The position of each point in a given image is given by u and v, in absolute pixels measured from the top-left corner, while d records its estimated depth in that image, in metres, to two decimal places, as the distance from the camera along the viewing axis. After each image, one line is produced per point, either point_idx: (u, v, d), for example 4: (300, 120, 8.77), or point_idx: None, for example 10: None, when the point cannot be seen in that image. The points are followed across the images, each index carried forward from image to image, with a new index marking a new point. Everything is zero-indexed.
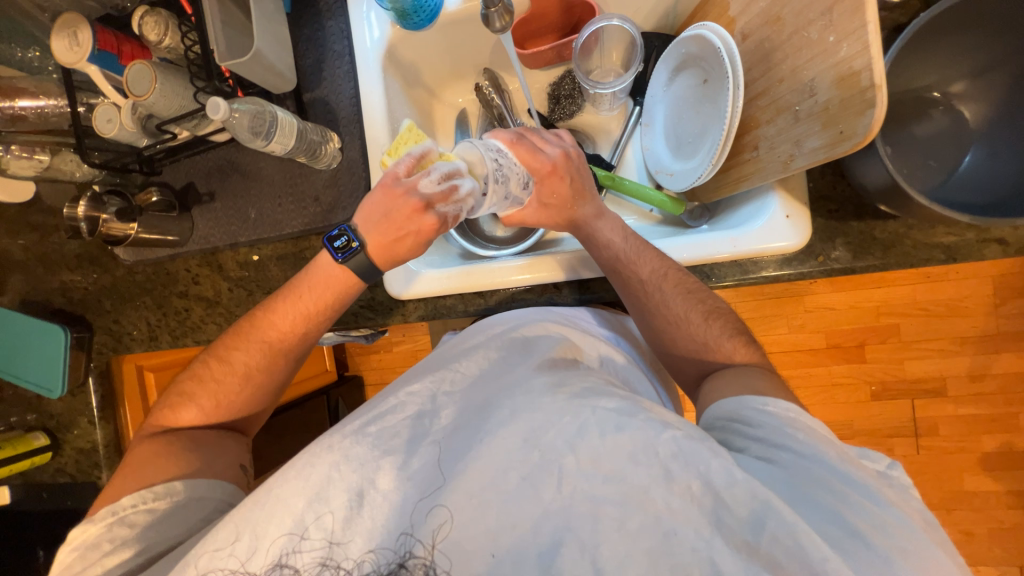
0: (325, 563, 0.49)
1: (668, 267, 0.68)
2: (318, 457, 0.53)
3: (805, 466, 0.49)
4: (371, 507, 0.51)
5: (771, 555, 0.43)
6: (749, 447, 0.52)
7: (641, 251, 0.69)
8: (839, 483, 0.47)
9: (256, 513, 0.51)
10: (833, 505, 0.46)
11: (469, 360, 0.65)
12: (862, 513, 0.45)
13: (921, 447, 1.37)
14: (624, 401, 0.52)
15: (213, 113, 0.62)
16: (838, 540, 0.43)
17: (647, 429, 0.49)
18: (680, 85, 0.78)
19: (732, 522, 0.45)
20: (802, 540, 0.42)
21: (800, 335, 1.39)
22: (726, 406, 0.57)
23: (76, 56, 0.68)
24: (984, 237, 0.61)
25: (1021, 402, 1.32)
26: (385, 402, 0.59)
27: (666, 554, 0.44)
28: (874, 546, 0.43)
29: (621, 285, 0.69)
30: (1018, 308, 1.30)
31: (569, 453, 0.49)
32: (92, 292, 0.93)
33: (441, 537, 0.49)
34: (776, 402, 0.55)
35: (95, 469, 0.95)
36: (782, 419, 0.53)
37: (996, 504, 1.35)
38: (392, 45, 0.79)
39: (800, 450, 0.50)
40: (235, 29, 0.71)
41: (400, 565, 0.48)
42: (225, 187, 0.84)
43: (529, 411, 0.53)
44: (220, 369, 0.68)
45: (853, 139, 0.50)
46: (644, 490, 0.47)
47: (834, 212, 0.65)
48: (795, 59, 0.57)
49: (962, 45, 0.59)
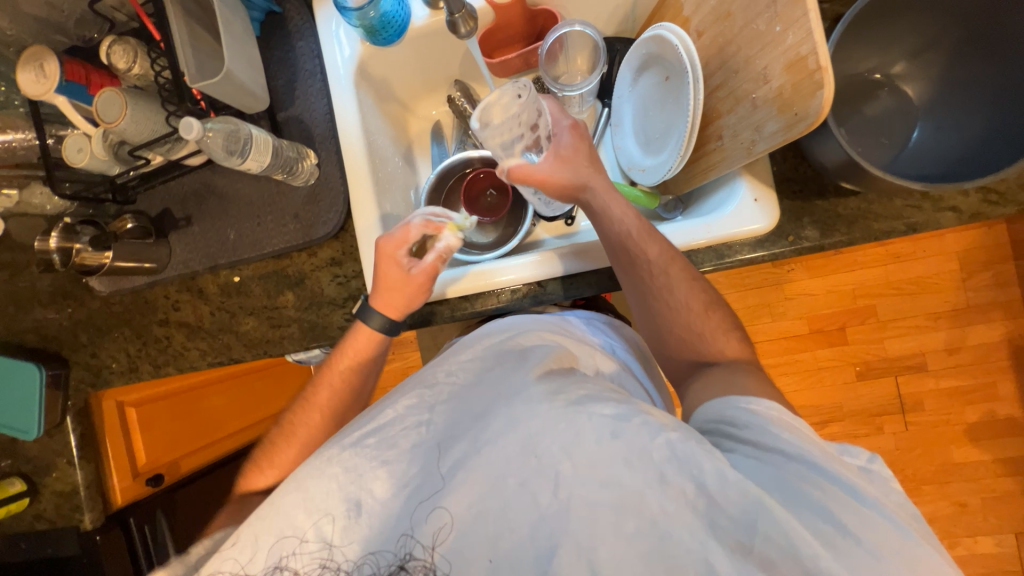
0: (325, 565, 0.50)
1: (671, 249, 0.67)
2: (320, 469, 0.52)
3: (792, 466, 0.48)
4: (368, 515, 0.51)
5: (763, 554, 0.43)
6: (741, 448, 0.51)
7: (652, 233, 0.67)
8: (823, 477, 0.47)
9: (260, 524, 0.51)
10: (823, 501, 0.45)
11: (465, 367, 0.61)
12: (848, 509, 0.45)
13: (908, 423, 1.40)
14: (620, 406, 0.51)
15: (187, 134, 0.62)
16: (829, 537, 0.43)
17: (643, 433, 0.48)
18: (644, 84, 0.81)
19: (722, 519, 0.45)
20: (792, 538, 0.43)
21: (783, 322, 1.43)
22: (715, 408, 0.57)
23: (43, 87, 0.68)
24: (939, 207, 0.64)
25: (998, 370, 1.37)
26: (383, 414, 0.55)
27: (661, 556, 0.45)
28: (863, 542, 0.43)
29: (628, 267, 0.68)
30: (984, 279, 1.35)
31: (564, 459, 0.49)
32: (67, 327, 0.91)
33: (440, 541, 0.50)
34: (760, 401, 0.55)
35: (77, 512, 0.90)
36: (767, 418, 0.52)
37: (985, 473, 1.38)
38: (363, 62, 0.81)
39: (789, 452, 0.49)
40: (205, 53, 0.72)
41: (400, 567, 0.49)
42: (201, 211, 0.83)
43: (526, 420, 0.51)
44: (284, 440, 0.71)
45: (807, 120, 0.53)
46: (641, 494, 0.47)
47: (798, 192, 0.68)
48: (747, 50, 0.60)
49: (898, 31, 0.63)
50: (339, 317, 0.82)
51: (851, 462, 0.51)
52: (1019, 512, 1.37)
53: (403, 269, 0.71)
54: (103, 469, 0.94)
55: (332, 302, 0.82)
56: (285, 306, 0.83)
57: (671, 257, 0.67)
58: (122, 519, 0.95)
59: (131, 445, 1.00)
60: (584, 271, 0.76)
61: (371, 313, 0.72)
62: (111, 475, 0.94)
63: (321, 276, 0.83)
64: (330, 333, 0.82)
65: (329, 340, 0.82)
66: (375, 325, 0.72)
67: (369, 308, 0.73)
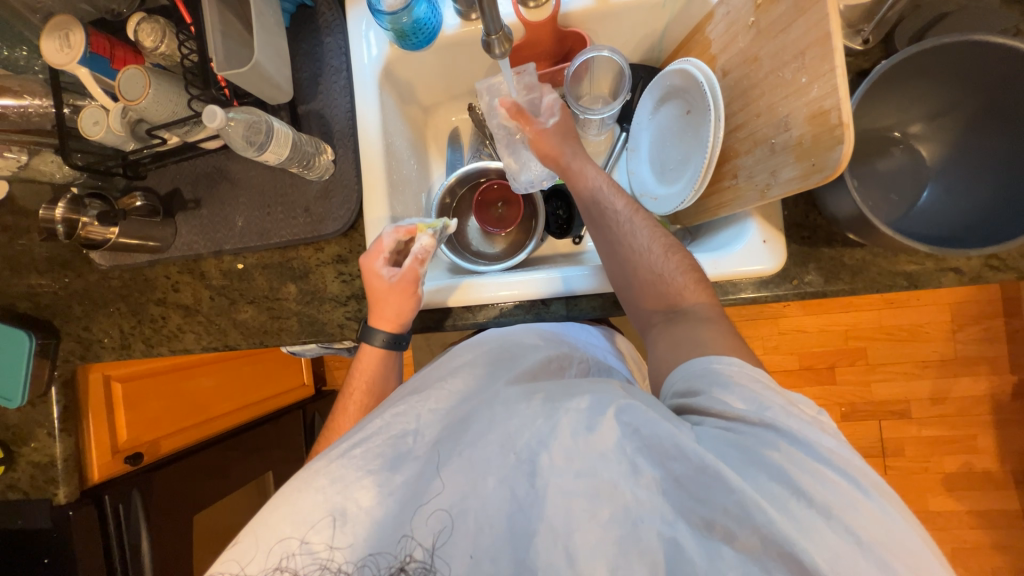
0: (325, 566, 0.49)
1: (636, 204, 0.73)
2: (307, 482, 0.51)
3: (750, 432, 0.47)
4: (353, 523, 0.50)
5: (725, 527, 0.43)
6: (705, 419, 0.50)
7: (632, 226, 0.71)
8: (779, 439, 0.46)
9: (246, 537, 0.50)
10: (779, 463, 0.45)
11: (458, 375, 0.61)
12: (802, 468, 0.44)
13: (888, 467, 1.42)
14: (595, 397, 0.51)
15: (210, 122, 0.63)
16: (779, 498, 0.43)
17: (617, 427, 0.48)
18: (664, 115, 0.82)
19: (685, 498, 0.45)
20: (747, 507, 0.43)
21: (775, 356, 1.44)
22: (681, 379, 0.56)
23: (67, 58, 0.67)
24: (941, 266, 0.66)
25: (980, 424, 1.39)
26: (371, 423, 0.55)
27: (633, 540, 0.45)
28: (815, 502, 0.43)
29: (612, 256, 0.71)
30: (974, 333, 1.38)
31: (542, 451, 0.49)
32: (62, 297, 0.90)
33: (441, 541, 0.49)
34: (720, 359, 0.54)
35: (52, 485, 0.88)
36: (728, 376, 0.52)
37: (959, 524, 1.40)
38: (389, 63, 0.81)
39: (747, 418, 0.48)
40: (234, 40, 0.71)
41: (401, 569, 0.48)
42: (212, 194, 0.83)
43: (505, 419, 0.52)
44: None
45: (824, 172, 0.54)
46: (613, 482, 0.46)
47: (807, 238, 0.69)
48: (771, 96, 0.61)
49: (918, 92, 0.64)
50: (339, 315, 0.82)
51: (806, 411, 0.50)
52: (988, 564, 1.39)
53: (387, 280, 0.73)
54: (82, 445, 0.92)
55: (334, 299, 0.82)
56: (287, 297, 0.83)
57: (657, 234, 0.69)
58: (97, 497, 0.92)
59: (112, 422, 0.99)
60: (588, 293, 0.76)
61: (373, 332, 0.75)
62: (91, 449, 0.93)
63: (325, 272, 0.82)
64: (329, 329, 0.82)
65: (328, 336, 0.82)
66: (380, 343, 0.75)
67: (371, 328, 0.75)
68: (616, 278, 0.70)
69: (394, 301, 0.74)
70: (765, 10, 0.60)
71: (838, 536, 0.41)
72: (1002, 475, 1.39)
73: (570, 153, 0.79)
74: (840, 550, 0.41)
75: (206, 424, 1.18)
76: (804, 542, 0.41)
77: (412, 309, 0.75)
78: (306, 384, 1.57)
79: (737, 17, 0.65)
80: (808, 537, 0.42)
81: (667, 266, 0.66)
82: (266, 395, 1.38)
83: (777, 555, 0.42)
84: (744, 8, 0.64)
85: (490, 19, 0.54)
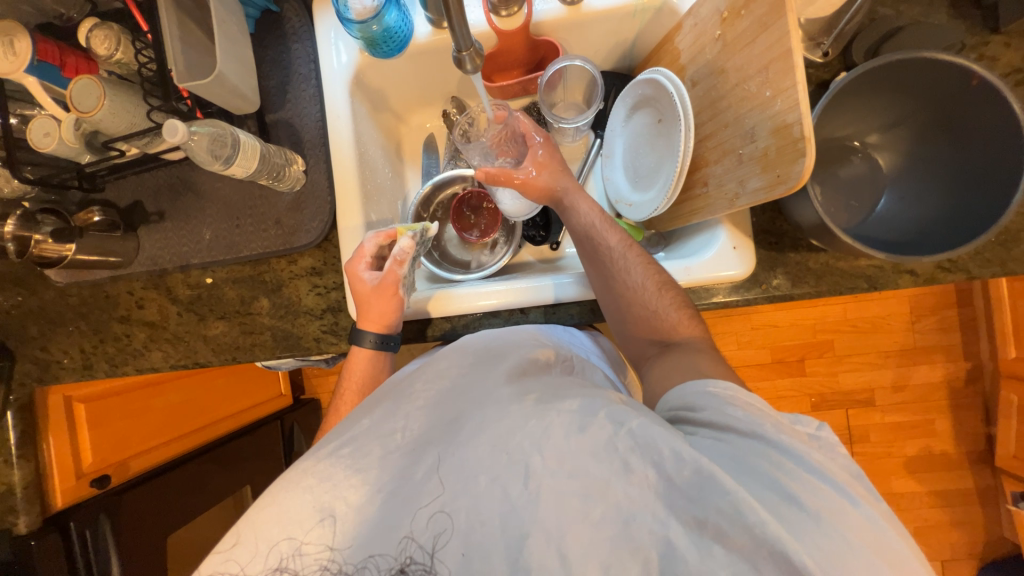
0: (326, 567, 0.47)
1: (631, 240, 0.73)
2: (294, 482, 0.51)
3: (745, 443, 0.48)
4: (343, 523, 0.49)
5: (718, 526, 0.42)
6: (700, 430, 0.51)
7: (630, 265, 0.69)
8: (770, 449, 0.47)
9: (235, 547, 0.49)
10: (771, 471, 0.45)
11: (447, 375, 0.60)
12: (798, 480, 0.45)
13: (856, 454, 1.49)
14: (585, 400, 0.51)
15: (170, 136, 0.61)
16: (775, 504, 0.43)
17: (608, 426, 0.48)
18: (637, 123, 0.83)
19: (678, 497, 0.44)
20: (742, 508, 0.42)
21: (748, 351, 1.49)
22: (677, 396, 0.57)
23: (12, 65, 0.63)
24: (899, 268, 0.69)
25: (938, 409, 1.47)
26: (359, 423, 0.55)
27: (625, 538, 0.44)
28: (805, 507, 0.43)
29: (612, 297, 0.70)
30: (931, 325, 1.45)
31: (535, 454, 0.48)
32: (15, 316, 0.86)
33: (440, 545, 0.47)
34: (716, 381, 0.55)
35: (10, 515, 0.83)
36: (722, 397, 0.53)
37: (920, 504, 1.48)
38: (360, 71, 0.80)
39: (740, 429, 0.49)
40: (195, 49, 0.69)
41: (401, 570, 0.47)
42: (176, 207, 0.80)
43: (496, 420, 0.51)
44: None
45: (788, 183, 0.56)
46: (606, 481, 0.46)
47: (774, 244, 0.72)
48: (738, 108, 0.63)
49: (874, 105, 0.67)
50: (315, 328, 0.80)
51: (800, 429, 0.51)
52: (947, 540, 1.48)
53: (371, 285, 0.72)
54: (43, 470, 0.87)
55: (309, 312, 0.80)
56: (259, 312, 0.81)
57: (651, 270, 0.69)
58: (61, 524, 0.87)
59: (76, 444, 0.94)
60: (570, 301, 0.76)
61: (362, 334, 0.74)
62: (51, 474, 0.88)
63: (299, 285, 0.81)
64: (305, 343, 0.81)
65: (303, 351, 0.80)
66: (369, 346, 0.74)
67: (359, 330, 0.74)
68: (617, 315, 0.70)
69: (378, 305, 0.72)
70: (730, 23, 0.61)
71: (829, 539, 0.41)
72: (957, 456, 1.47)
73: (566, 181, 0.78)
74: (832, 553, 0.41)
75: (181, 439, 1.14)
76: (797, 546, 0.41)
77: (395, 310, 0.73)
78: (284, 394, 1.54)
79: (704, 28, 0.67)
80: (800, 538, 0.42)
81: (660, 303, 0.67)
82: (242, 407, 1.34)
83: (768, 555, 0.41)
84: (711, 20, 0.65)
85: (459, 36, 0.52)
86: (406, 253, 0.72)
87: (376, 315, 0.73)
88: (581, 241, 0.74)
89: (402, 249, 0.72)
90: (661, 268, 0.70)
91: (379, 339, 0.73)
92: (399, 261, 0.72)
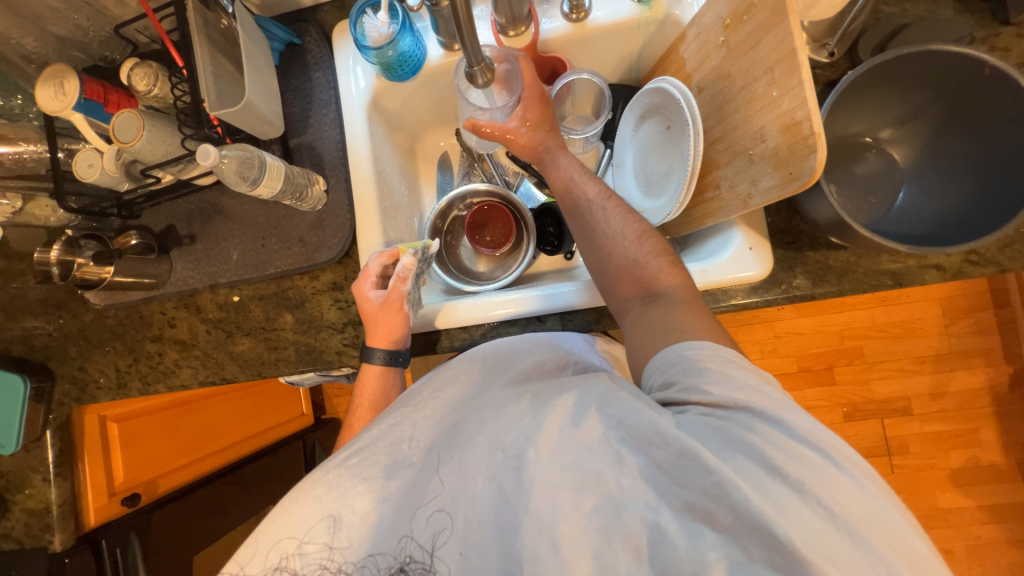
0: (325, 566, 0.49)
1: (610, 190, 0.73)
2: (304, 493, 0.51)
3: (729, 416, 0.47)
4: (348, 528, 0.50)
5: (706, 508, 0.42)
6: (688, 408, 0.49)
7: (609, 212, 0.70)
8: (756, 420, 0.46)
9: (246, 552, 0.50)
10: (757, 444, 0.44)
11: (451, 382, 0.61)
12: (782, 449, 0.43)
13: (894, 466, 1.41)
14: (579, 393, 0.50)
15: (203, 160, 0.65)
16: (758, 479, 0.42)
17: (600, 419, 0.48)
18: (646, 131, 0.84)
19: (667, 482, 0.44)
20: (726, 487, 0.42)
21: (773, 359, 1.45)
22: (656, 372, 0.55)
23: (61, 104, 0.68)
24: (923, 263, 0.67)
25: (982, 417, 1.39)
26: (366, 433, 0.55)
27: (616, 527, 0.44)
28: (791, 480, 0.42)
29: (593, 247, 0.69)
30: (967, 327, 1.39)
31: (528, 447, 0.48)
32: (57, 339, 0.90)
33: (440, 543, 0.49)
34: (694, 345, 0.53)
35: (47, 532, 0.85)
36: (703, 359, 0.51)
37: (970, 520, 1.39)
38: (377, 94, 0.84)
39: (726, 402, 0.48)
40: (225, 80, 0.74)
41: (401, 569, 0.48)
42: (206, 229, 0.84)
43: (494, 420, 0.52)
44: None
45: (801, 179, 0.56)
46: (598, 472, 0.46)
47: (791, 243, 0.71)
48: (746, 110, 0.63)
49: (885, 101, 0.67)
50: (337, 342, 0.82)
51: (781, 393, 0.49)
52: (1003, 560, 1.38)
53: (376, 302, 0.74)
54: (78, 488, 0.89)
55: (331, 327, 0.83)
56: (283, 327, 0.83)
57: (630, 219, 0.69)
58: (94, 542, 0.89)
59: (108, 462, 0.96)
60: (583, 308, 0.76)
61: (372, 352, 0.75)
62: (85, 492, 0.90)
63: (321, 300, 0.83)
64: (327, 357, 0.83)
65: (325, 364, 0.83)
66: (379, 362, 0.75)
67: (369, 348, 0.75)
68: (597, 268, 0.69)
69: (383, 320, 0.74)
70: (733, 29, 0.63)
71: (811, 511, 0.41)
72: (1007, 467, 1.38)
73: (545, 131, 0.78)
74: (814, 528, 0.40)
75: (208, 458, 1.17)
76: (781, 520, 0.40)
77: (401, 324, 0.74)
78: (307, 414, 1.55)
79: (708, 36, 0.69)
80: (785, 515, 0.41)
81: (641, 251, 0.66)
82: (266, 425, 1.36)
83: (755, 533, 0.41)
84: (714, 28, 0.67)
85: (470, 51, 0.54)
86: (408, 270, 0.73)
87: (380, 331, 0.74)
88: (566, 192, 0.75)
89: (404, 266, 0.73)
90: (641, 218, 0.69)
91: (389, 353, 0.75)
92: (402, 278, 0.73)
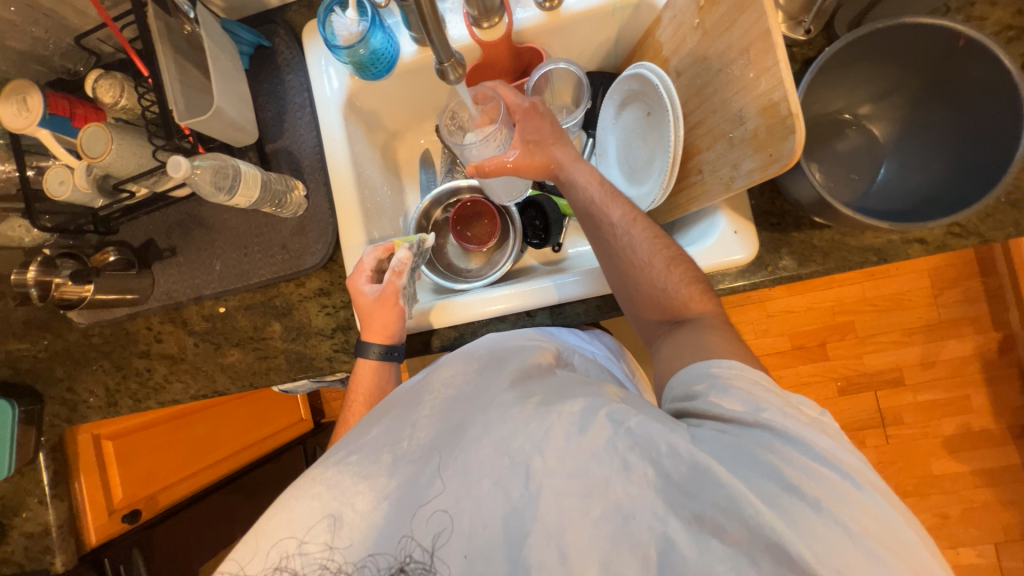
0: (325, 566, 0.49)
1: (635, 212, 0.70)
2: (303, 490, 0.52)
3: (746, 433, 0.48)
4: (349, 527, 0.50)
5: (714, 520, 0.43)
6: (705, 422, 0.50)
7: (637, 238, 0.68)
8: (772, 437, 0.47)
9: (245, 548, 0.50)
10: (772, 461, 0.45)
11: (448, 385, 0.60)
12: (798, 466, 0.44)
13: (889, 437, 1.44)
14: (588, 400, 0.51)
15: (175, 172, 0.63)
16: (774, 496, 0.43)
17: (609, 427, 0.48)
18: (627, 118, 0.84)
19: (678, 494, 0.45)
20: (737, 500, 0.43)
21: (766, 339, 1.46)
22: (678, 385, 0.57)
23: (26, 121, 0.67)
24: (907, 238, 0.68)
25: (973, 384, 1.41)
26: (365, 434, 0.56)
27: (625, 537, 0.45)
28: (806, 496, 0.43)
29: (620, 272, 0.68)
30: (955, 296, 1.41)
31: (536, 455, 0.49)
32: (42, 360, 0.89)
33: (440, 543, 0.48)
34: (719, 362, 0.54)
35: (47, 554, 0.85)
36: (725, 378, 0.53)
37: (964, 485, 1.41)
38: (352, 94, 0.82)
39: (745, 419, 0.49)
40: (194, 88, 0.72)
41: (400, 569, 0.48)
42: (187, 241, 0.82)
43: (498, 423, 0.52)
44: None
45: (780, 161, 0.55)
46: (605, 480, 0.46)
47: (776, 224, 0.71)
48: (724, 92, 0.63)
49: (863, 77, 0.67)
50: (327, 347, 0.82)
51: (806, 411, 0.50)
52: (997, 522, 1.41)
53: (371, 298, 0.73)
54: (77, 509, 0.89)
55: (320, 332, 0.82)
56: (272, 336, 0.83)
57: (659, 245, 0.67)
58: (95, 559, 0.90)
59: (107, 481, 0.95)
60: (574, 300, 0.76)
61: (367, 347, 0.74)
62: (85, 513, 0.89)
63: (308, 306, 0.82)
64: (318, 363, 0.82)
65: (317, 370, 0.82)
66: (375, 357, 0.74)
67: (364, 343, 0.75)
68: (623, 292, 0.69)
69: (378, 317, 0.73)
70: (707, 11, 0.62)
71: (826, 527, 0.42)
72: (999, 432, 1.41)
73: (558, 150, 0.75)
74: (828, 544, 0.41)
75: (209, 469, 1.17)
76: (793, 536, 0.41)
77: (397, 320, 0.74)
78: (306, 419, 1.53)
79: (683, 19, 0.68)
80: (796, 529, 0.42)
81: (670, 280, 0.65)
82: (266, 434, 1.34)
83: (765, 546, 0.42)
84: (688, 10, 0.66)
85: (439, 48, 0.53)
86: (405, 263, 0.74)
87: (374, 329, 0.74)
88: (590, 213, 0.72)
89: (400, 258, 0.74)
90: (671, 242, 0.68)
91: (384, 351, 0.74)
92: (399, 271, 0.73)
